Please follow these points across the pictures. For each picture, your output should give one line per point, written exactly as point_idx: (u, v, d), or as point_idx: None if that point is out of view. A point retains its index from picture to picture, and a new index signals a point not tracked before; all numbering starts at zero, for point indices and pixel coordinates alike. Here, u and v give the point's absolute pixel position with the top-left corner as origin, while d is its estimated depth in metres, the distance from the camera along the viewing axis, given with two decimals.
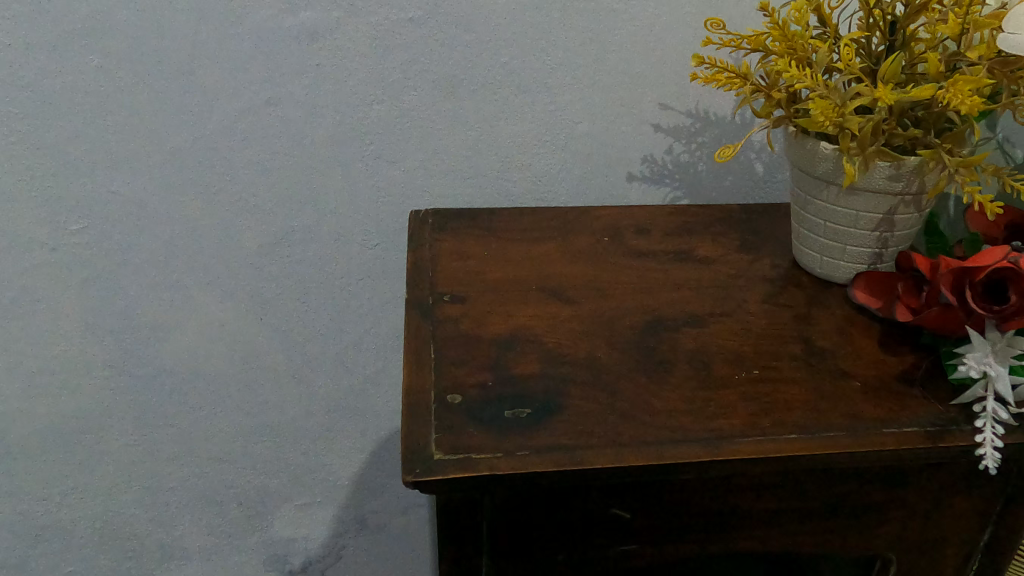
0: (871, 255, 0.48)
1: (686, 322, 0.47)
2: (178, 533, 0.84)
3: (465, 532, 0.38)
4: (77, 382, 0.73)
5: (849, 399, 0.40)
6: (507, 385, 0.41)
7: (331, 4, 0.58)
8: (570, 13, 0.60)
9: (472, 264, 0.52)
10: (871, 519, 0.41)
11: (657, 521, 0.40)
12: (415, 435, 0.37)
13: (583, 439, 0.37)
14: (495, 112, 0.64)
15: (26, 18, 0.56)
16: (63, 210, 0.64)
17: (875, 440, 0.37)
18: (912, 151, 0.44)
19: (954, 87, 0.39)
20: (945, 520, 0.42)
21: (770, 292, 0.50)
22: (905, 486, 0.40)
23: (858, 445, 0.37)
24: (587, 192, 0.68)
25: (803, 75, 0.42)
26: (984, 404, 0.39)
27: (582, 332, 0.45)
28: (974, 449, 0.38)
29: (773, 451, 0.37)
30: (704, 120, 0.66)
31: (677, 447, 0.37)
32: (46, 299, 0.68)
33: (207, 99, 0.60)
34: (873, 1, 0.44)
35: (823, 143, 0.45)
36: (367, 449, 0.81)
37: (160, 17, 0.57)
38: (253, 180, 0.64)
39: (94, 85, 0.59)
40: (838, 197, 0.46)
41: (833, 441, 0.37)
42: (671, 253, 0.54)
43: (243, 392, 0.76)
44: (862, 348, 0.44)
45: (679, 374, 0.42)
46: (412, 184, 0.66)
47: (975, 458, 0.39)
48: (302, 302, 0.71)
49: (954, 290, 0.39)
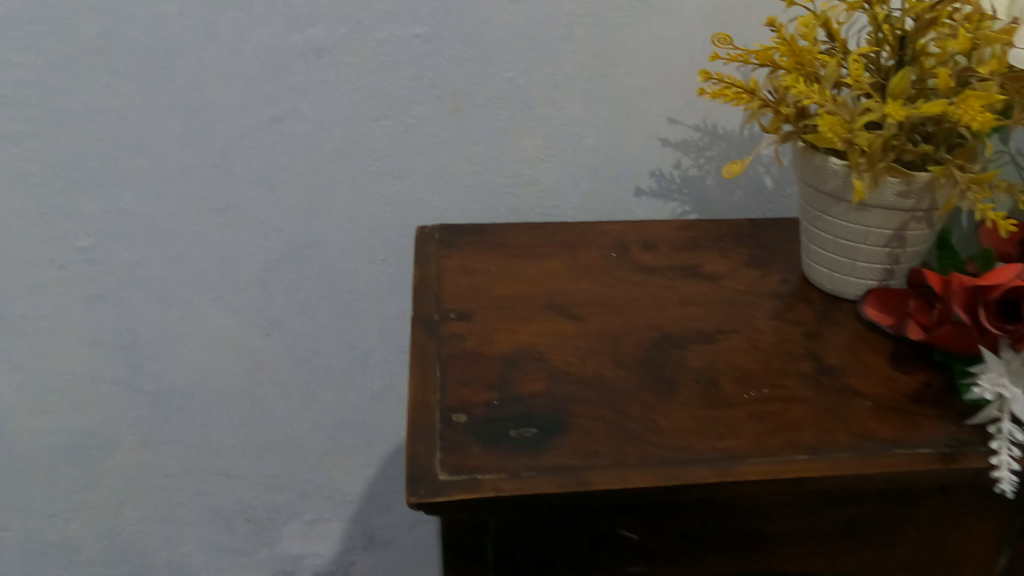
0: (881, 271, 0.47)
1: (694, 339, 0.46)
2: (185, 549, 0.84)
3: (469, 553, 0.37)
4: (84, 398, 0.73)
5: (859, 419, 0.40)
6: (513, 404, 0.40)
7: (338, 20, 0.58)
8: (575, 29, 0.60)
9: (479, 280, 0.52)
10: (884, 541, 0.40)
11: (665, 542, 0.39)
12: (418, 455, 0.36)
13: (588, 459, 0.37)
14: (502, 128, 0.63)
15: (36, 38, 0.56)
16: (71, 227, 0.64)
17: (887, 461, 0.37)
18: (923, 166, 0.43)
19: (965, 103, 0.39)
20: (959, 542, 0.41)
21: (778, 308, 0.49)
22: (918, 507, 0.40)
23: (870, 465, 0.37)
24: (595, 207, 0.68)
25: (812, 91, 0.42)
26: (1000, 425, 0.38)
27: (589, 349, 0.45)
28: (988, 471, 0.37)
29: (783, 472, 0.36)
30: (711, 134, 0.65)
31: (685, 468, 0.36)
32: (54, 316, 0.68)
33: (215, 116, 0.61)
34: (882, 16, 0.43)
35: (832, 158, 0.44)
36: (374, 465, 0.81)
37: (167, 35, 0.57)
38: (260, 196, 0.64)
39: (103, 102, 0.59)
40: (847, 213, 0.46)
41: (844, 461, 0.37)
42: (679, 269, 0.54)
43: (249, 408, 0.76)
44: (872, 366, 0.44)
45: (686, 393, 0.41)
46: (419, 199, 0.66)
47: (990, 480, 0.38)
48: (309, 317, 0.71)
49: (967, 309, 0.39)
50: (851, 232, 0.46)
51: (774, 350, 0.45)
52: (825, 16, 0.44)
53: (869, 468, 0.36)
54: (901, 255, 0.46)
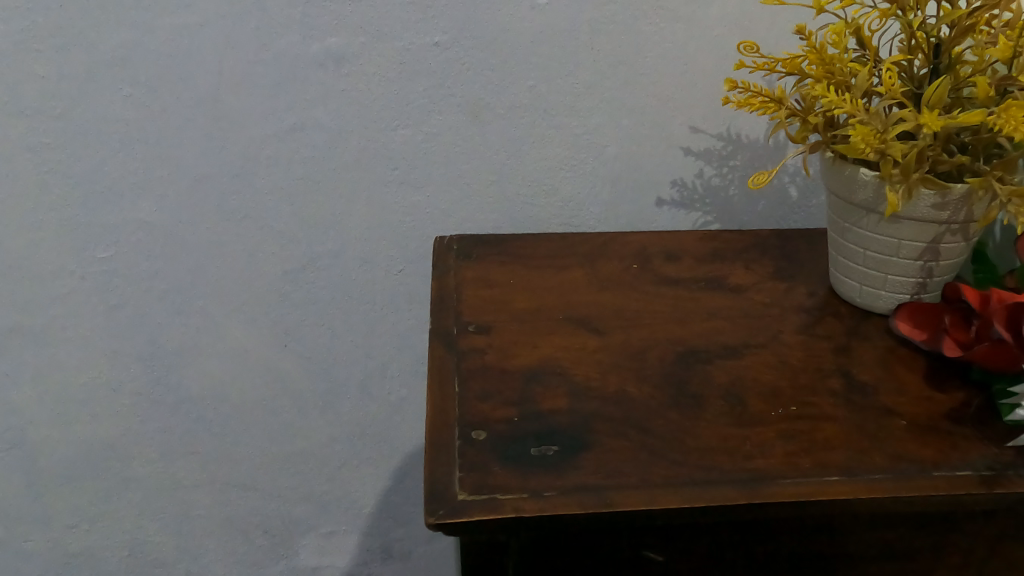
0: (914, 284, 0.46)
1: (719, 354, 0.45)
2: (203, 561, 0.83)
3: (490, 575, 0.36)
4: (104, 409, 0.72)
5: (894, 439, 0.38)
6: (534, 420, 0.39)
7: (357, 29, 0.58)
8: (598, 36, 0.59)
9: (498, 293, 0.51)
10: (921, 567, 0.39)
11: (692, 565, 0.38)
12: (438, 474, 0.35)
13: (612, 479, 0.35)
14: (522, 137, 0.63)
15: (58, 49, 0.56)
16: (92, 238, 0.64)
17: (924, 484, 0.35)
18: (958, 178, 0.42)
19: (1004, 113, 0.37)
20: (1000, 568, 0.40)
21: (806, 322, 0.48)
22: (957, 531, 0.38)
23: (906, 488, 0.35)
24: (616, 217, 0.67)
25: (843, 100, 0.41)
26: None
27: (612, 364, 0.44)
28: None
29: (815, 494, 0.35)
30: (735, 143, 0.64)
31: (713, 489, 0.35)
32: (75, 327, 0.68)
33: (234, 126, 0.60)
34: (915, 23, 0.42)
35: (864, 169, 0.43)
36: (392, 477, 0.80)
37: (187, 46, 0.57)
38: (278, 207, 0.64)
39: (124, 113, 0.59)
40: (879, 225, 0.44)
41: (878, 484, 0.35)
42: (703, 281, 0.53)
43: (267, 419, 0.75)
44: (906, 383, 0.42)
45: (713, 410, 0.40)
46: (438, 209, 0.65)
47: None
48: (327, 328, 0.70)
49: (1009, 326, 0.38)
50: (882, 244, 0.45)
51: (803, 365, 0.44)
52: (855, 23, 0.43)
53: (906, 491, 0.35)
54: (934, 268, 0.45)
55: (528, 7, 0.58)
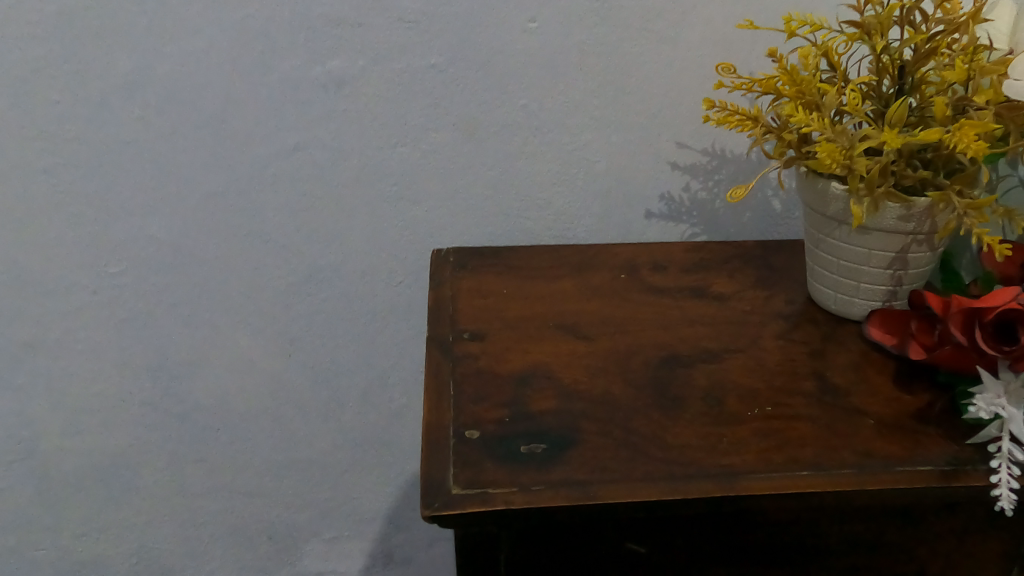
0: (885, 292, 0.49)
1: (701, 358, 0.47)
2: (210, 567, 0.86)
3: (482, 562, 0.39)
4: (114, 419, 0.75)
5: (862, 436, 0.41)
6: (524, 421, 0.42)
7: (357, 53, 0.61)
8: (586, 57, 0.62)
9: (493, 302, 0.53)
10: (889, 557, 0.41)
11: (673, 555, 0.40)
12: (433, 471, 0.38)
13: (597, 474, 0.38)
14: (516, 153, 0.66)
15: (74, 76, 0.59)
16: (104, 254, 0.66)
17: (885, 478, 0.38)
18: (922, 191, 0.44)
19: (959, 131, 0.40)
20: (964, 560, 0.42)
21: (784, 328, 0.51)
22: (922, 524, 0.40)
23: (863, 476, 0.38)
24: (608, 230, 0.69)
25: (811, 119, 0.44)
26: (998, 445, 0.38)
27: (598, 368, 0.46)
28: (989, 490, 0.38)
29: (785, 487, 0.37)
30: (720, 158, 0.67)
31: (691, 483, 0.37)
32: (87, 339, 0.70)
33: (240, 146, 0.63)
34: (881, 47, 0.45)
35: (834, 182, 0.46)
36: (393, 483, 0.82)
37: (196, 71, 0.60)
38: (282, 222, 0.67)
39: (136, 135, 0.62)
40: (850, 236, 0.47)
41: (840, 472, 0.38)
42: (687, 290, 0.55)
43: (271, 427, 0.78)
44: (876, 385, 0.45)
45: (693, 410, 0.43)
46: (436, 223, 0.68)
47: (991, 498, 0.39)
48: (330, 338, 0.73)
49: (965, 331, 0.40)
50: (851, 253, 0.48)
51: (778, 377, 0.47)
52: (825, 47, 0.46)
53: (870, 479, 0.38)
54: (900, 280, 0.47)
55: (519, 30, 0.61)
